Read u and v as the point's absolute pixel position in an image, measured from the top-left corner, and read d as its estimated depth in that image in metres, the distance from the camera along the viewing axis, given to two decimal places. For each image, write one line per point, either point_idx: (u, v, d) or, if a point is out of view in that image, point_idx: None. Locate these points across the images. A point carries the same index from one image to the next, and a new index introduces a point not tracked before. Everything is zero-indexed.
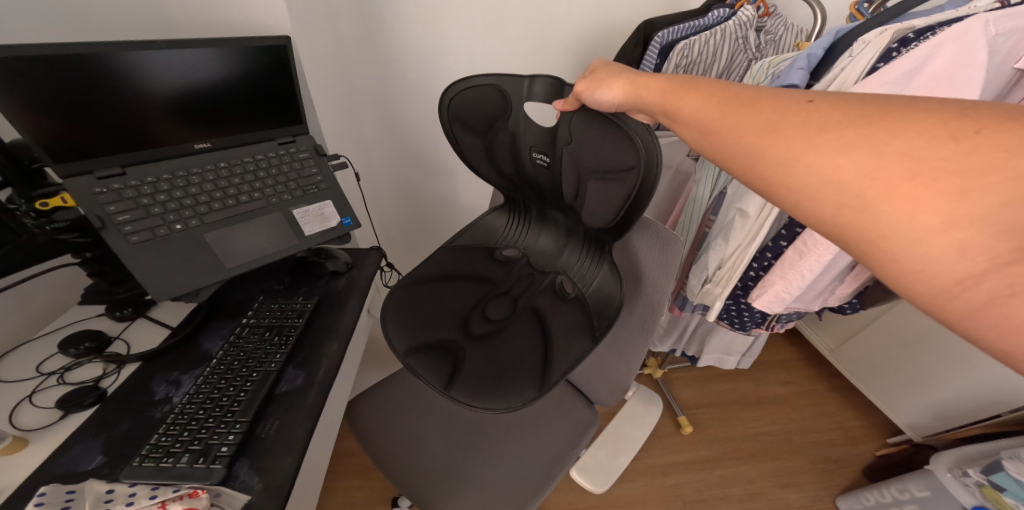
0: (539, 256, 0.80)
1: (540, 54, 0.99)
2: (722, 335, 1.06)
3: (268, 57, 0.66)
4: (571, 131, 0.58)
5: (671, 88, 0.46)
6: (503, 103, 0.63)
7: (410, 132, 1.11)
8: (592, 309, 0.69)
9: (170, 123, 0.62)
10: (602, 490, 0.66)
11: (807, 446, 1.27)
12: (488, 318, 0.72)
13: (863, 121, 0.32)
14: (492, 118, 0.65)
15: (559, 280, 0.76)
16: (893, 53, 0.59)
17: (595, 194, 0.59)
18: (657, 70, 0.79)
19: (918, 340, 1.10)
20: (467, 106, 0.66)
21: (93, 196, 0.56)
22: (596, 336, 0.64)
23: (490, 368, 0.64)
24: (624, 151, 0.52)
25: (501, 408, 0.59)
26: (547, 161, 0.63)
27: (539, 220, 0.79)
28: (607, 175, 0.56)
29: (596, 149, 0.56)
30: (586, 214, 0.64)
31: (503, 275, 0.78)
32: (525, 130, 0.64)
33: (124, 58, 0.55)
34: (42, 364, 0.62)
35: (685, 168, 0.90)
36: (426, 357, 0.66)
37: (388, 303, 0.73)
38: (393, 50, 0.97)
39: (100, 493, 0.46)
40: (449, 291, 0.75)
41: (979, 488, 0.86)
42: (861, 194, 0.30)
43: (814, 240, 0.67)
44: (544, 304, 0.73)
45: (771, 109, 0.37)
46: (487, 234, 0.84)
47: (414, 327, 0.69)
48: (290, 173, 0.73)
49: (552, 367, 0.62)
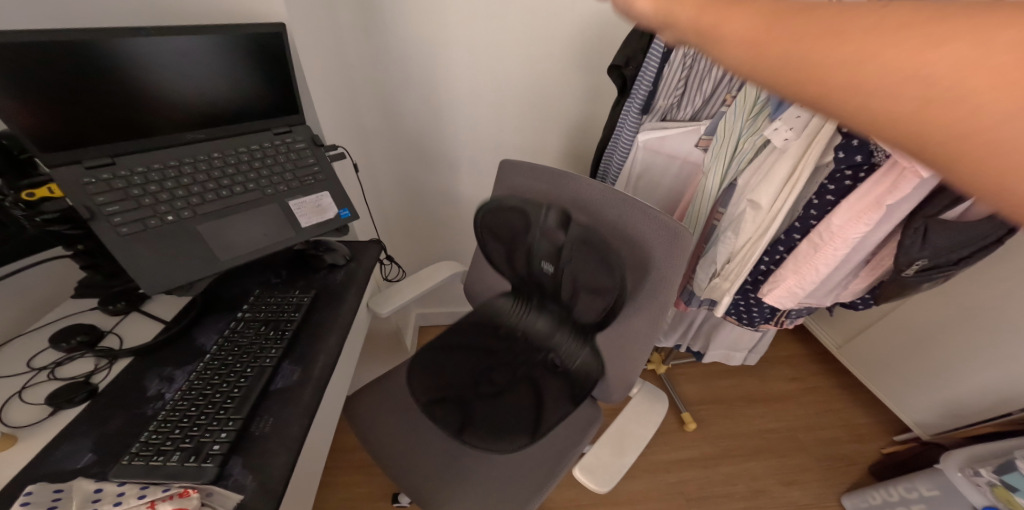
0: (537, 336, 0.89)
1: (544, 43, 0.96)
2: (729, 331, 1.04)
3: (263, 46, 0.65)
4: (573, 254, 0.70)
5: (712, 1, 0.36)
6: (522, 220, 0.74)
7: (410, 124, 1.08)
8: (576, 377, 0.81)
9: (162, 113, 0.60)
10: (605, 490, 0.62)
11: (812, 444, 1.26)
12: (492, 383, 0.83)
13: (937, 16, 0.28)
14: (511, 235, 0.77)
15: (550, 356, 0.86)
16: None
17: (585, 302, 0.72)
18: (665, 59, 0.76)
19: (929, 338, 1.07)
20: (492, 225, 0.78)
21: (82, 187, 0.53)
22: (575, 400, 0.77)
23: (493, 422, 0.76)
24: (604, 275, 0.65)
25: (501, 447, 0.72)
26: (551, 270, 0.75)
27: (540, 307, 0.88)
28: (598, 287, 0.67)
29: (586, 267, 0.69)
30: (577, 309, 0.75)
31: (507, 357, 0.87)
32: (537, 245, 0.74)
33: (112, 45, 0.54)
34: (32, 360, 0.60)
35: (694, 159, 0.86)
36: (443, 414, 0.77)
37: (414, 364, 0.85)
38: (392, 39, 0.94)
39: (88, 492, 0.45)
40: (460, 360, 0.86)
41: (991, 488, 0.84)
42: (960, 86, 0.26)
43: (830, 232, 0.66)
44: (539, 379, 0.83)
45: (830, 14, 0.31)
46: (494, 315, 0.92)
47: (435, 384, 0.81)
48: (285, 163, 0.71)
49: (541, 423, 0.74)
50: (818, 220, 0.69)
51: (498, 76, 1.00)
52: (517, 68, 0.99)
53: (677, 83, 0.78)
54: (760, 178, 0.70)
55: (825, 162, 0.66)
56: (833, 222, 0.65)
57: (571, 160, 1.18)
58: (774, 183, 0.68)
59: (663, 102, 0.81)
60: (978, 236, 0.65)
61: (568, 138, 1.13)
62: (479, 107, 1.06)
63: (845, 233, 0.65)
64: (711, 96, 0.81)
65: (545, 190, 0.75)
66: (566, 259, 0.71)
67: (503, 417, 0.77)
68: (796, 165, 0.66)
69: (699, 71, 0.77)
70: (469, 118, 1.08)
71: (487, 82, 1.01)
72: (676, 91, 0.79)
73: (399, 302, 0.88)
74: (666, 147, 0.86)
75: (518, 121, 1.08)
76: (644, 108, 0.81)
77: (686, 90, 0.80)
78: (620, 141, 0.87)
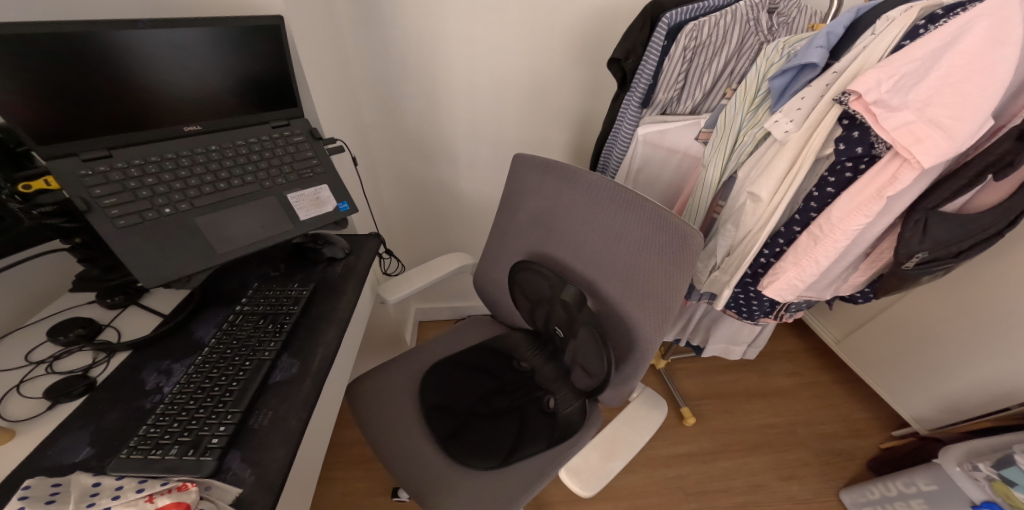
0: (542, 377, 0.90)
1: (543, 36, 0.95)
2: (728, 325, 1.05)
3: (260, 39, 0.64)
4: (580, 334, 0.74)
5: None
6: (546, 288, 0.78)
7: (409, 118, 1.07)
8: (560, 427, 0.80)
9: (159, 105, 0.60)
10: (590, 495, 0.59)
11: (810, 439, 1.26)
12: (491, 405, 0.84)
13: None
14: (535, 295, 0.82)
15: (544, 397, 0.86)
16: (920, 31, 0.56)
17: (580, 372, 0.78)
18: (666, 52, 0.75)
19: (928, 333, 1.07)
20: (523, 281, 0.83)
21: (78, 179, 0.53)
22: (552, 440, 0.77)
23: (477, 439, 0.78)
24: (597, 360, 0.71)
25: (470, 465, 0.74)
26: (562, 333, 0.80)
27: (552, 354, 0.90)
28: (591, 369, 0.74)
29: (585, 350, 0.74)
30: (574, 369, 0.79)
31: (514, 383, 0.89)
32: (554, 310, 0.79)
33: (108, 37, 0.53)
34: (31, 354, 0.60)
35: (694, 152, 0.86)
36: (441, 420, 0.81)
37: (428, 376, 0.88)
38: (391, 33, 0.94)
39: (86, 487, 0.45)
40: (467, 378, 0.88)
41: (989, 482, 0.84)
42: None
43: (830, 224, 0.66)
44: (530, 413, 0.83)
45: None
46: (506, 346, 0.95)
47: (442, 394, 0.85)
48: (284, 157, 0.70)
49: (517, 450, 0.76)
50: (818, 212, 0.69)
51: (497, 70, 1.00)
52: (516, 62, 0.99)
53: (677, 76, 0.77)
54: (760, 171, 0.70)
55: (826, 153, 0.66)
56: (834, 213, 0.65)
57: (571, 154, 1.17)
58: (773, 177, 0.68)
59: (663, 95, 0.80)
60: (977, 228, 0.66)
61: (568, 132, 1.12)
62: (478, 102, 1.05)
63: (845, 225, 0.65)
64: (712, 90, 0.82)
65: (554, 184, 0.75)
66: (575, 333, 0.76)
67: (487, 434, 0.79)
68: (796, 157, 0.66)
69: (699, 65, 0.76)
70: (468, 112, 1.07)
71: (486, 76, 1.01)
72: (676, 84, 0.78)
73: (407, 289, 0.88)
74: (666, 141, 0.86)
75: (517, 115, 1.08)
76: (644, 101, 0.81)
77: (686, 83, 0.79)
78: (619, 136, 0.87)
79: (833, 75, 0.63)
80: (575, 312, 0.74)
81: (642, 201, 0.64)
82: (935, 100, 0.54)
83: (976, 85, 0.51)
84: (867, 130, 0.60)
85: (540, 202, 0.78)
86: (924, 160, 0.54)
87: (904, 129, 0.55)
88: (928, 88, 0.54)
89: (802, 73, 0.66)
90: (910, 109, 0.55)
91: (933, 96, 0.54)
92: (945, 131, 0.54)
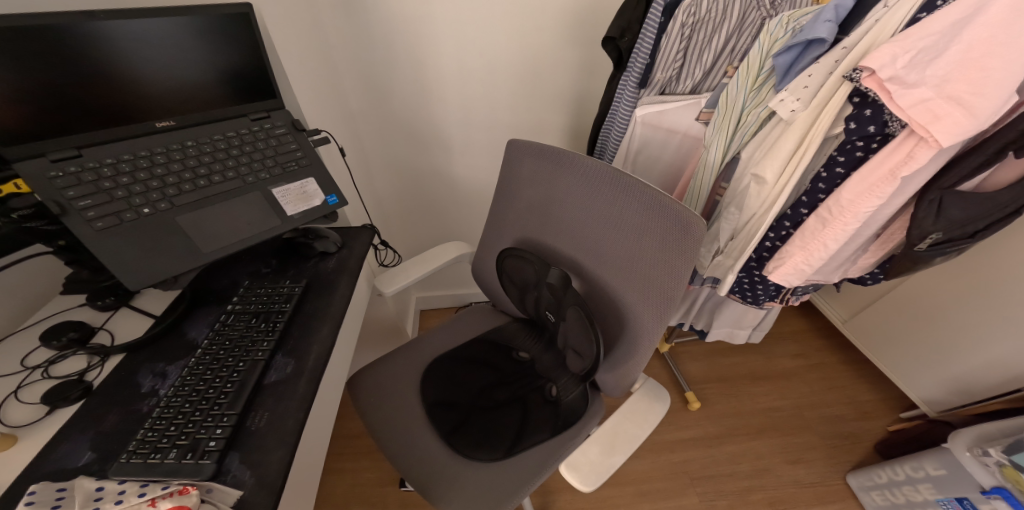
0: (543, 365, 0.89)
1: (533, 18, 0.91)
2: (733, 309, 1.03)
3: (230, 30, 0.61)
4: (568, 316, 0.73)
5: None
6: (532, 273, 0.78)
7: (398, 106, 1.04)
8: (564, 418, 0.79)
9: (132, 98, 0.57)
10: (590, 490, 0.58)
11: (818, 422, 1.26)
12: (493, 397, 0.84)
13: None
14: (523, 283, 0.82)
15: (546, 385, 0.86)
16: (937, 2, 0.51)
17: (570, 352, 0.77)
18: (662, 30, 0.71)
19: (939, 313, 1.04)
20: (511, 271, 0.83)
21: (49, 181, 0.50)
22: (556, 429, 0.77)
23: (479, 429, 0.78)
24: (586, 341, 0.70)
25: (473, 458, 0.74)
26: (553, 317, 0.80)
27: (548, 341, 0.90)
28: (582, 351, 0.72)
29: (574, 332, 0.73)
30: (568, 353, 0.78)
31: (516, 374, 0.88)
32: (541, 294, 0.79)
33: (67, 33, 0.50)
34: (26, 359, 0.59)
35: (695, 133, 0.81)
36: (443, 414, 0.80)
37: (429, 370, 0.87)
38: (373, 20, 0.90)
39: (90, 491, 0.45)
40: (469, 371, 0.88)
41: (1000, 468, 0.83)
42: None
43: (839, 206, 0.63)
44: (532, 402, 0.82)
45: None
46: (507, 337, 0.95)
47: (444, 387, 0.84)
48: (267, 149, 0.68)
49: (521, 440, 0.76)
50: (827, 194, 0.66)
51: (487, 53, 0.96)
52: (507, 44, 0.95)
53: (677, 54, 0.73)
54: (765, 151, 0.67)
55: (835, 133, 0.63)
56: (843, 195, 0.62)
57: (568, 138, 1.14)
58: (779, 157, 0.64)
59: (661, 75, 0.76)
60: (993, 207, 0.62)
61: (564, 115, 1.08)
62: (469, 87, 1.01)
63: (857, 206, 0.62)
64: (711, 68, 0.76)
65: (548, 170, 0.73)
66: (563, 315, 0.75)
67: (490, 425, 0.78)
68: (802, 138, 0.63)
69: (698, 43, 0.71)
70: (460, 98, 1.03)
71: (477, 60, 0.97)
72: (675, 63, 0.74)
73: (403, 281, 0.86)
74: (665, 122, 0.81)
75: (511, 99, 1.04)
76: (642, 80, 0.77)
77: (685, 60, 0.74)
78: (619, 115, 0.83)
79: (841, 51, 0.59)
80: (561, 295, 0.73)
81: (639, 187, 0.61)
82: (954, 76, 0.50)
83: (999, 59, 0.47)
84: (880, 108, 0.56)
85: (536, 190, 0.76)
86: (940, 139, 0.51)
87: (920, 107, 0.51)
88: (948, 63, 0.50)
89: (809, 49, 0.61)
90: (927, 85, 0.51)
91: (953, 71, 0.50)
92: (967, 108, 0.50)
